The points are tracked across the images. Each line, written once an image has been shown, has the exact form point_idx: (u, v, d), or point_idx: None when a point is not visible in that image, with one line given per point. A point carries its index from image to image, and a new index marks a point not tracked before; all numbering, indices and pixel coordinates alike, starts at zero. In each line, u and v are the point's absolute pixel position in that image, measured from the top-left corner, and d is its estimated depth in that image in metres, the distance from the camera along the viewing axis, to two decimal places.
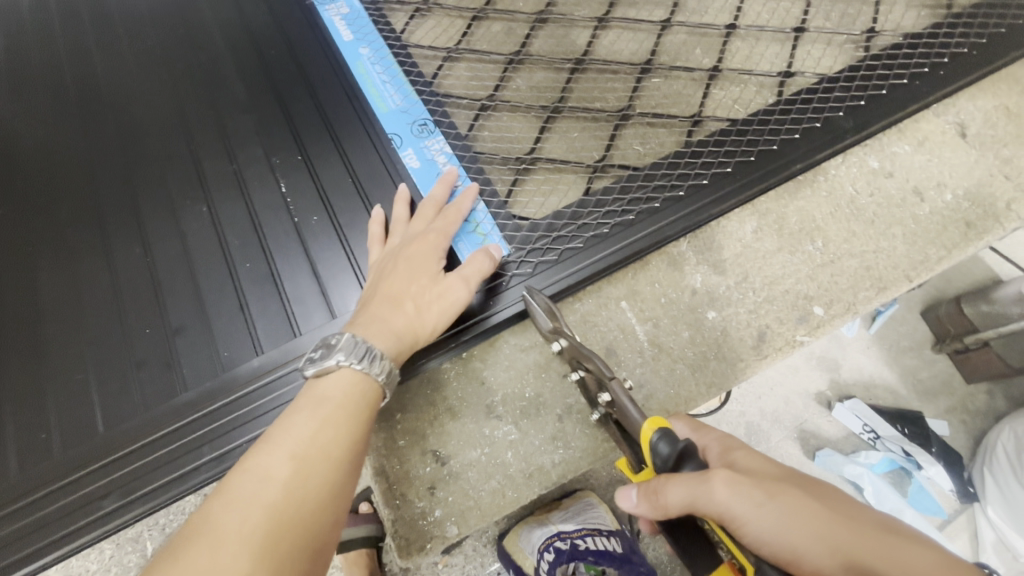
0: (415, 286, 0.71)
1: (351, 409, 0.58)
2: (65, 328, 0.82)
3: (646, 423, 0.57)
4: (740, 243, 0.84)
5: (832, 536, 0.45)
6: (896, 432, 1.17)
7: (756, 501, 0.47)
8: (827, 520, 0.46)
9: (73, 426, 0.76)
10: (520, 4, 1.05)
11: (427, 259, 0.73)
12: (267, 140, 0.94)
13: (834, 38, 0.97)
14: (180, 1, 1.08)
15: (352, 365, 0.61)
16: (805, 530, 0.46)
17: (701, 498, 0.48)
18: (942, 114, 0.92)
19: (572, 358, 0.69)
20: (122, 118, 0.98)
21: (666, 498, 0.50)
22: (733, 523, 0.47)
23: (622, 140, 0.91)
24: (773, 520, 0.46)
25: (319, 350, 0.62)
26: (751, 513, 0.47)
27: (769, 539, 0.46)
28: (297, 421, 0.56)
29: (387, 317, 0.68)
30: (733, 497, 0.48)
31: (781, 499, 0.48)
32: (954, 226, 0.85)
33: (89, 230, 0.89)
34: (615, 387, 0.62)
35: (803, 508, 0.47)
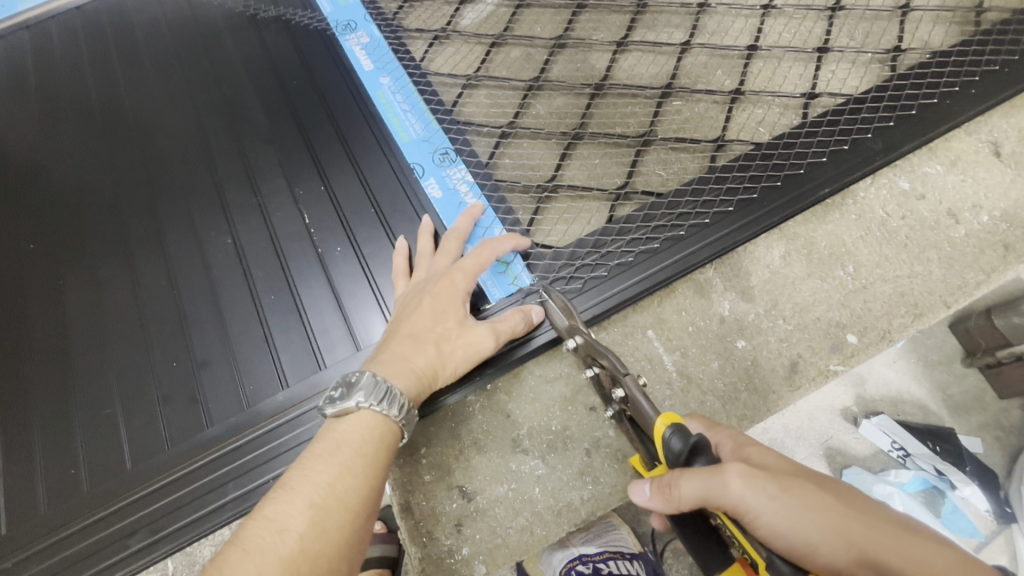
0: (438, 324, 0.70)
1: (368, 454, 0.58)
2: (94, 362, 0.83)
3: (658, 419, 0.55)
4: (768, 268, 0.83)
5: (848, 530, 0.46)
6: (926, 449, 1.13)
7: (771, 494, 0.47)
8: (842, 515, 0.46)
9: (102, 460, 0.76)
10: (538, 29, 1.05)
11: (451, 297, 0.73)
12: (289, 170, 0.95)
13: (859, 57, 0.96)
14: (204, 34, 1.11)
15: (372, 407, 0.61)
16: (818, 524, 0.46)
17: (716, 492, 0.48)
18: (974, 132, 0.90)
19: (586, 354, 0.69)
20: (149, 151, 1.00)
21: (680, 492, 0.50)
22: (747, 516, 0.47)
23: (644, 166, 0.90)
24: (789, 514, 0.46)
25: (339, 389, 0.62)
26: (765, 507, 0.47)
27: (784, 532, 0.46)
28: (314, 466, 0.56)
29: (409, 356, 0.67)
30: (748, 491, 0.47)
31: (795, 493, 0.47)
32: (992, 249, 0.82)
33: (117, 262, 0.90)
34: (629, 383, 0.62)
35: (821, 503, 0.47)
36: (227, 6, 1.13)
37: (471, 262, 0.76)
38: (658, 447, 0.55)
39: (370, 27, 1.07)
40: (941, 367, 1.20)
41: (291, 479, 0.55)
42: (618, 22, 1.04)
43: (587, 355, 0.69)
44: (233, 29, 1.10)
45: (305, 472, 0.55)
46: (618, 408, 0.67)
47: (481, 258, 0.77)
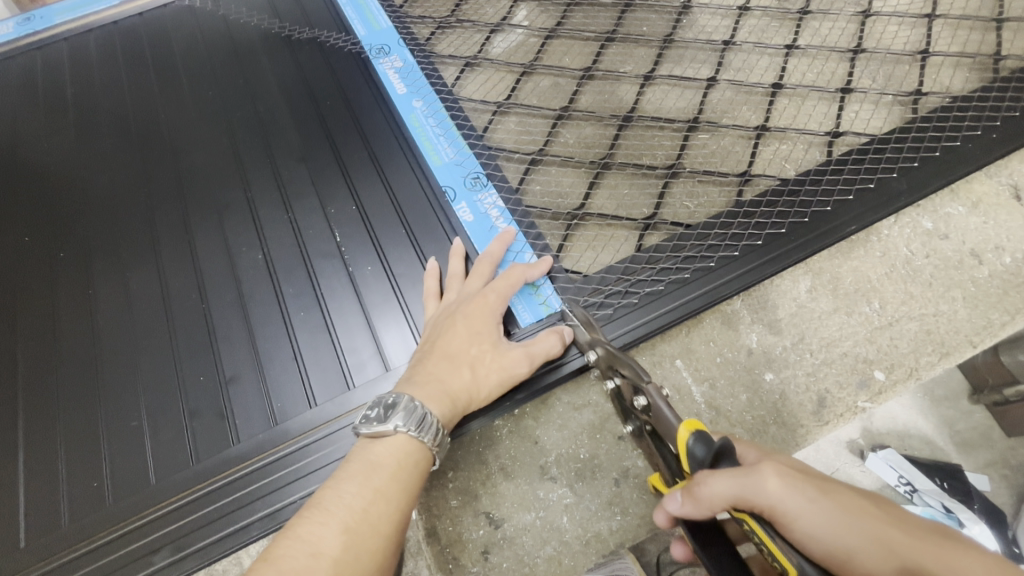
0: (473, 346, 0.71)
1: (402, 480, 0.58)
2: (121, 373, 0.83)
3: (680, 427, 0.55)
4: (795, 302, 0.84)
5: (881, 534, 0.46)
6: (935, 487, 1.11)
7: (810, 496, 0.47)
8: (880, 522, 0.46)
9: (125, 473, 0.76)
10: (567, 59, 1.08)
11: (485, 319, 0.73)
12: (321, 189, 0.96)
13: (881, 98, 0.98)
14: (240, 51, 1.13)
15: (409, 432, 0.60)
16: (856, 530, 0.46)
17: (752, 491, 0.48)
18: (995, 175, 0.91)
19: (606, 366, 0.71)
20: (183, 166, 1.01)
21: (711, 492, 0.49)
22: (784, 518, 0.47)
23: (672, 197, 0.91)
24: (829, 518, 0.47)
25: (376, 409, 0.62)
26: (804, 509, 0.47)
27: (821, 534, 0.46)
28: (348, 487, 0.56)
29: (445, 378, 0.67)
30: (786, 491, 0.48)
31: (834, 498, 0.48)
32: (1016, 290, 0.83)
33: (148, 273, 0.91)
34: (651, 392, 0.61)
35: (853, 509, 0.47)
36: (264, 27, 1.16)
37: (504, 285, 0.76)
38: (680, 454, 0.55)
39: (403, 52, 1.09)
40: (950, 402, 1.20)
41: (325, 498, 0.55)
42: (645, 56, 1.07)
43: (607, 367, 0.71)
44: (269, 50, 1.13)
45: (340, 493, 0.55)
46: (637, 421, 0.68)
47: (514, 281, 0.78)
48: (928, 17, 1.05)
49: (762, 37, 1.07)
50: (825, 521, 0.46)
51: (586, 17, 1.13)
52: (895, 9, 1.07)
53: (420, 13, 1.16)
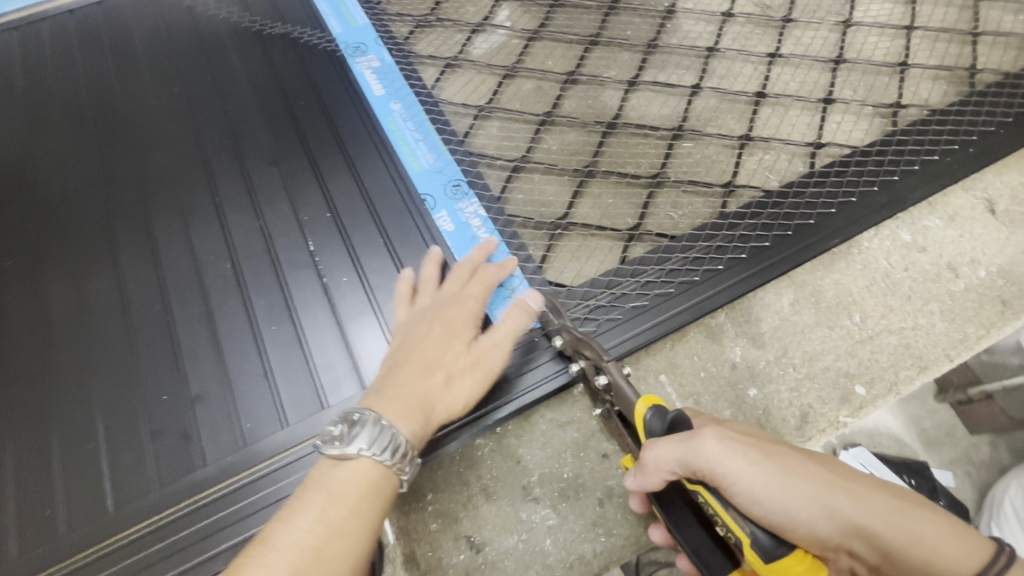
0: (450, 353, 0.69)
1: (362, 512, 0.55)
2: (78, 392, 0.77)
3: (640, 402, 0.60)
4: (778, 315, 0.84)
5: (829, 498, 0.47)
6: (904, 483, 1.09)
7: (750, 459, 0.49)
8: (828, 486, 0.48)
9: (79, 501, 0.71)
10: (550, 63, 1.06)
11: (462, 325, 0.72)
12: (294, 195, 0.92)
13: (863, 110, 0.98)
14: (207, 45, 1.08)
15: (374, 456, 0.57)
16: (799, 490, 0.48)
17: (693, 455, 0.51)
18: (970, 188, 0.92)
19: (572, 350, 0.74)
20: (145, 167, 0.96)
21: (655, 456, 0.53)
22: (724, 481, 0.49)
23: (657, 207, 0.90)
24: (768, 480, 0.48)
25: (340, 427, 0.58)
26: (743, 472, 0.49)
27: (763, 498, 0.48)
28: (302, 522, 0.53)
29: (417, 386, 0.65)
30: (724, 454, 0.49)
31: (776, 460, 0.49)
32: (991, 304, 0.84)
33: (106, 282, 0.85)
34: (611, 369, 0.66)
35: (798, 469, 0.49)
36: (233, 20, 1.10)
37: (480, 287, 0.76)
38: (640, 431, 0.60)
39: (381, 51, 1.06)
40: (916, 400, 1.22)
41: (275, 535, 0.52)
42: (629, 61, 1.05)
43: (573, 350, 0.74)
44: (239, 45, 1.07)
45: (292, 528, 0.52)
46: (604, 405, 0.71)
47: (487, 282, 0.77)
48: (907, 29, 1.06)
49: (746, 44, 1.06)
50: (763, 482, 0.48)
51: (570, 19, 1.11)
52: (875, 19, 1.08)
53: (398, 10, 1.12)
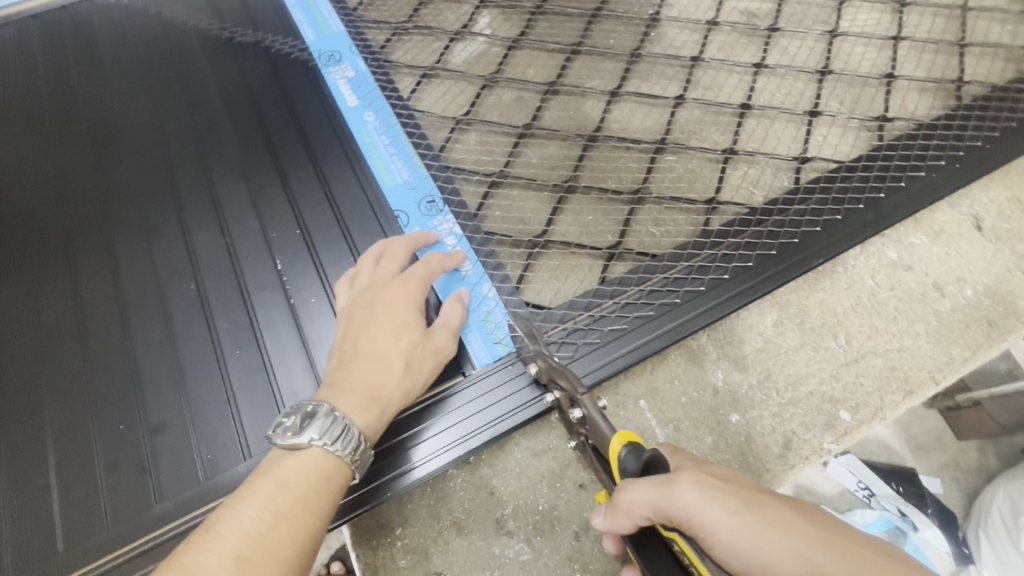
0: (400, 340, 0.67)
1: (311, 501, 0.54)
2: (29, 422, 0.73)
3: (614, 438, 0.57)
4: (761, 337, 0.81)
5: (815, 558, 0.42)
6: (890, 491, 1.07)
7: (729, 508, 0.46)
8: (814, 543, 0.43)
9: (26, 540, 0.67)
10: (531, 72, 1.03)
11: (408, 308, 0.69)
12: (263, 211, 0.88)
13: (849, 123, 0.96)
14: (175, 53, 1.04)
15: (325, 445, 0.56)
16: (780, 545, 0.43)
17: (668, 500, 0.48)
18: (956, 205, 0.90)
19: (547, 378, 0.71)
20: (107, 181, 0.92)
21: (628, 499, 0.50)
22: (701, 530, 0.46)
23: (637, 224, 0.87)
24: (746, 534, 0.44)
25: (291, 417, 0.57)
26: (721, 522, 0.45)
27: (741, 553, 0.44)
28: (248, 509, 0.51)
29: (371, 379, 0.64)
30: (701, 501, 0.46)
31: (757, 510, 0.46)
32: (977, 325, 0.82)
33: (63, 304, 0.82)
34: (587, 402, 0.63)
35: (781, 521, 0.45)
36: (202, 27, 1.06)
37: (423, 268, 0.73)
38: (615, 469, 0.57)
39: (356, 60, 1.02)
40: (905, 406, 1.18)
41: (220, 522, 0.51)
42: (612, 71, 1.03)
43: (548, 378, 0.70)
44: (208, 54, 1.03)
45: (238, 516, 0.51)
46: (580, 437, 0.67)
47: (433, 267, 0.75)
48: (894, 39, 1.04)
49: (731, 54, 1.04)
50: (741, 534, 0.44)
51: (551, 27, 1.08)
52: (862, 29, 1.06)
53: (375, 17, 1.08)
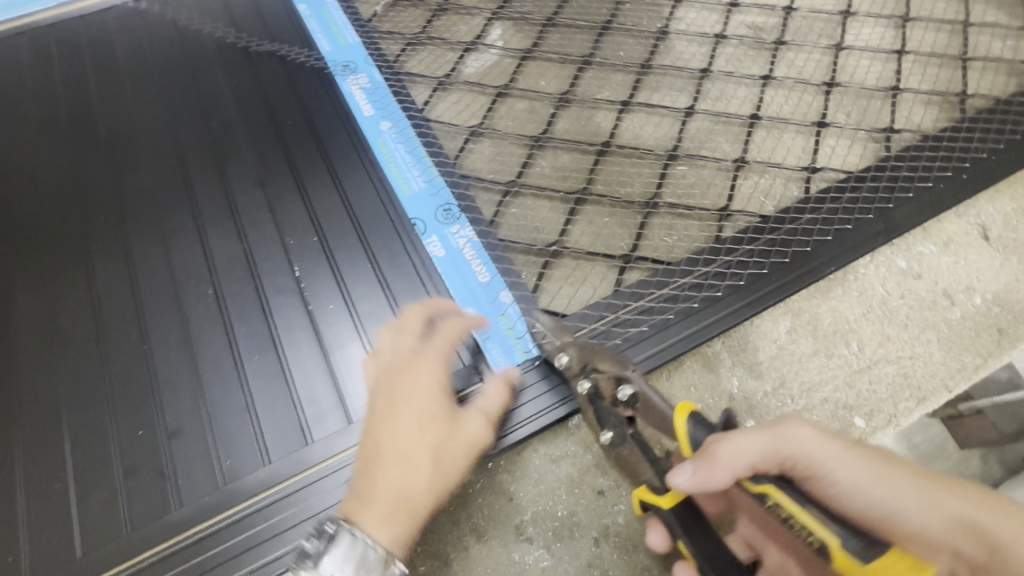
0: (426, 431, 0.62)
1: None
2: (48, 427, 0.74)
3: (677, 413, 0.56)
4: (775, 343, 0.82)
5: (925, 492, 0.52)
6: None
7: (843, 448, 0.53)
8: (922, 480, 0.52)
9: (45, 545, 0.67)
10: (543, 83, 1.04)
11: (431, 394, 0.65)
12: (280, 218, 0.89)
13: (856, 134, 0.98)
14: (191, 61, 1.05)
15: (348, 570, 0.56)
16: (898, 483, 0.52)
17: (784, 441, 0.52)
18: (963, 215, 0.92)
19: (580, 365, 0.67)
20: (125, 188, 0.92)
21: (736, 449, 0.50)
22: (822, 470, 0.52)
23: (651, 232, 0.88)
24: (865, 473, 0.52)
25: (313, 541, 0.58)
26: (839, 461, 0.52)
27: (867, 490, 0.52)
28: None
29: (399, 483, 0.59)
30: (819, 442, 0.53)
31: (866, 452, 0.54)
32: (987, 333, 0.83)
33: (80, 309, 0.82)
34: (637, 379, 0.62)
35: (886, 462, 0.53)
36: (218, 36, 1.08)
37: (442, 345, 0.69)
38: (681, 445, 0.56)
39: (372, 69, 1.04)
40: None
41: None
42: (623, 82, 1.04)
43: (580, 367, 0.67)
44: (225, 63, 1.05)
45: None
46: (618, 425, 0.62)
47: (452, 340, 0.70)
48: (898, 53, 1.07)
49: (739, 67, 1.06)
50: (853, 472, 0.52)
51: (562, 39, 1.10)
52: (867, 43, 1.08)
53: (389, 28, 1.10)
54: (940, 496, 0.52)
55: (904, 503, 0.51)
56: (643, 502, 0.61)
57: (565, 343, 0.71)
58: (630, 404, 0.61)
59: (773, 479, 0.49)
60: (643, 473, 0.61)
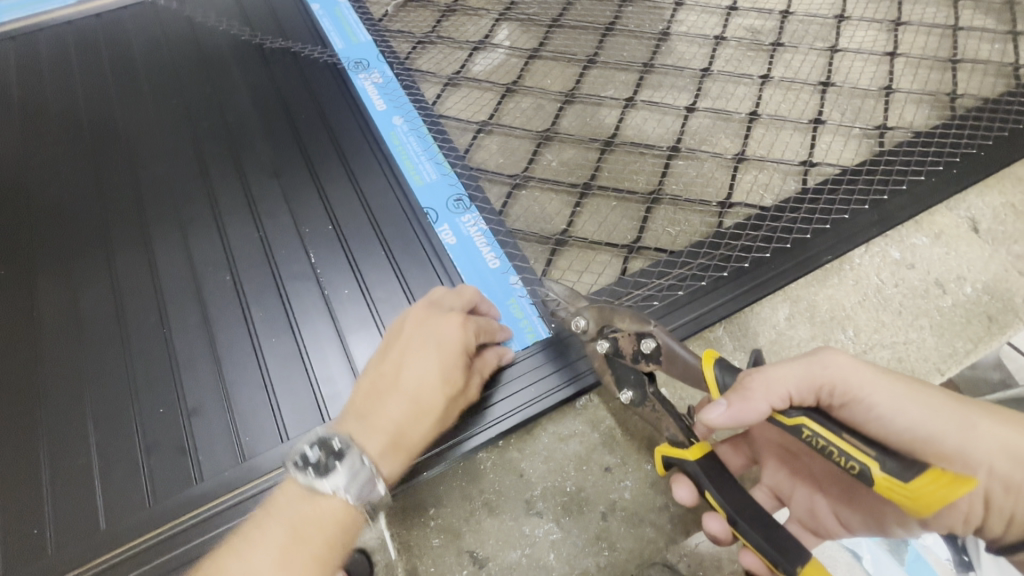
0: (443, 387, 0.63)
1: (325, 557, 0.52)
2: (70, 406, 0.76)
3: (706, 360, 0.58)
4: (774, 329, 0.86)
5: (960, 413, 0.54)
6: None
7: (878, 372, 0.54)
8: (956, 403, 0.55)
9: (69, 518, 0.69)
10: (549, 81, 1.08)
11: (460, 354, 0.66)
12: (295, 206, 0.92)
13: (851, 131, 1.02)
14: (207, 58, 1.08)
15: (348, 495, 0.54)
16: (936, 406, 0.54)
17: (818, 368, 0.54)
18: (954, 208, 0.95)
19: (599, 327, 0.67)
20: (142, 178, 0.95)
21: (774, 376, 0.52)
22: (859, 395, 0.54)
23: (654, 223, 0.92)
24: (903, 398, 0.54)
25: (318, 453, 0.55)
26: (876, 385, 0.54)
27: (906, 413, 0.53)
28: (260, 562, 0.50)
29: (405, 423, 0.60)
30: (855, 369, 0.54)
31: (901, 378, 0.55)
32: (978, 320, 0.87)
33: (100, 293, 0.84)
34: (659, 331, 0.62)
35: (922, 388, 0.55)
36: (233, 34, 1.11)
37: (481, 322, 0.72)
38: (710, 392, 0.58)
39: (383, 67, 1.07)
40: None
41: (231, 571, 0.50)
42: (626, 81, 1.08)
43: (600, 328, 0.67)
44: (240, 60, 1.08)
45: (250, 568, 0.50)
46: (639, 384, 0.65)
47: (488, 323, 0.73)
48: (890, 55, 1.11)
49: (738, 67, 1.10)
50: (892, 398, 0.54)
51: (567, 39, 1.13)
52: (860, 45, 1.12)
53: (400, 28, 1.13)
54: (976, 418, 0.54)
55: (944, 425, 0.53)
56: (665, 460, 0.62)
57: (581, 307, 0.71)
58: (652, 358, 0.63)
59: (806, 410, 0.51)
60: (666, 429, 0.64)
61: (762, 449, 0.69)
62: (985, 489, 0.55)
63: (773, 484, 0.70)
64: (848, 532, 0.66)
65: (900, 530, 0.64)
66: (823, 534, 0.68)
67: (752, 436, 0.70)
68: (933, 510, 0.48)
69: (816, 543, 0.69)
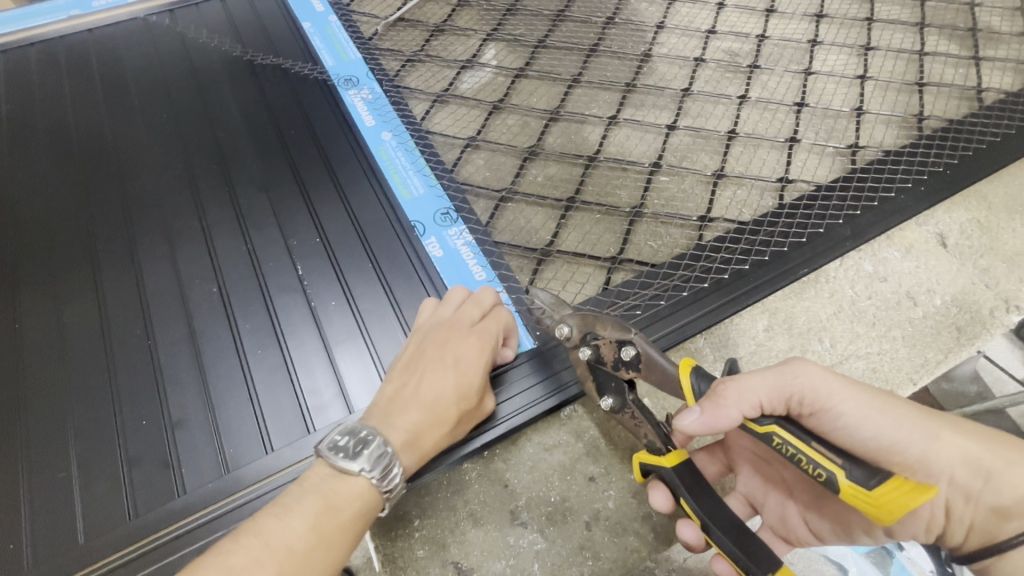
0: (459, 401, 0.64)
1: (351, 529, 0.54)
2: (50, 419, 0.75)
3: (683, 368, 0.59)
4: (754, 340, 0.88)
5: (924, 423, 0.56)
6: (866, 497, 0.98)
7: (844, 383, 0.56)
8: (921, 413, 0.56)
9: (47, 533, 0.68)
10: (535, 99, 1.11)
11: (478, 370, 0.66)
12: (283, 219, 0.93)
13: (825, 149, 1.06)
14: (198, 73, 1.10)
15: (370, 477, 0.55)
16: (900, 417, 0.56)
17: (788, 378, 0.55)
18: (923, 224, 0.99)
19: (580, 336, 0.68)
20: (130, 190, 0.96)
21: (746, 385, 0.54)
22: (828, 405, 0.55)
23: (637, 237, 0.94)
24: (869, 409, 0.55)
25: (347, 438, 0.56)
26: (843, 396, 0.55)
27: (872, 424, 0.55)
28: (295, 525, 0.51)
29: (421, 433, 0.61)
30: (822, 380, 0.55)
31: (867, 389, 0.56)
32: (947, 331, 0.90)
33: (85, 305, 0.84)
34: (638, 340, 0.64)
35: (888, 400, 0.56)
36: (224, 50, 1.12)
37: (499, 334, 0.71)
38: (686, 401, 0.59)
39: (373, 84, 1.10)
40: None
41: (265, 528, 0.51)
42: (609, 99, 1.11)
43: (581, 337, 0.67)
44: (230, 75, 1.09)
45: (286, 529, 0.51)
46: (619, 393, 0.67)
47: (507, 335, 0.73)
48: (861, 78, 1.16)
49: (717, 87, 1.14)
50: (858, 408, 0.55)
51: (553, 59, 1.17)
52: (832, 69, 1.17)
53: (389, 46, 1.16)
54: (941, 427, 0.56)
55: (908, 436, 0.55)
56: (643, 467, 0.64)
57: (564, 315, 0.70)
58: (632, 365, 0.65)
59: (777, 419, 0.53)
60: (644, 436, 0.66)
61: (736, 455, 0.72)
62: (946, 498, 0.58)
63: (747, 492, 0.72)
64: (818, 539, 0.68)
65: (868, 538, 0.65)
66: (794, 541, 0.70)
67: (728, 444, 0.72)
68: (895, 515, 0.50)
69: (785, 549, 0.71)
